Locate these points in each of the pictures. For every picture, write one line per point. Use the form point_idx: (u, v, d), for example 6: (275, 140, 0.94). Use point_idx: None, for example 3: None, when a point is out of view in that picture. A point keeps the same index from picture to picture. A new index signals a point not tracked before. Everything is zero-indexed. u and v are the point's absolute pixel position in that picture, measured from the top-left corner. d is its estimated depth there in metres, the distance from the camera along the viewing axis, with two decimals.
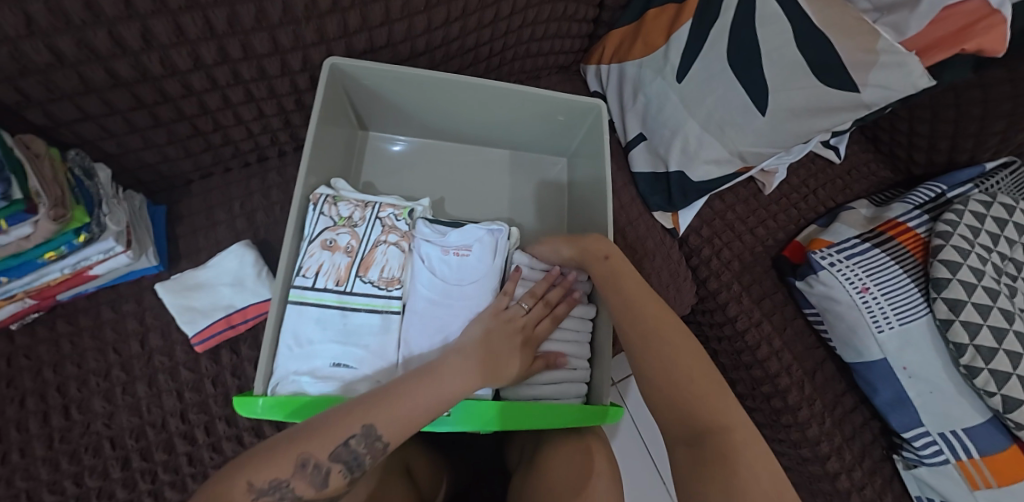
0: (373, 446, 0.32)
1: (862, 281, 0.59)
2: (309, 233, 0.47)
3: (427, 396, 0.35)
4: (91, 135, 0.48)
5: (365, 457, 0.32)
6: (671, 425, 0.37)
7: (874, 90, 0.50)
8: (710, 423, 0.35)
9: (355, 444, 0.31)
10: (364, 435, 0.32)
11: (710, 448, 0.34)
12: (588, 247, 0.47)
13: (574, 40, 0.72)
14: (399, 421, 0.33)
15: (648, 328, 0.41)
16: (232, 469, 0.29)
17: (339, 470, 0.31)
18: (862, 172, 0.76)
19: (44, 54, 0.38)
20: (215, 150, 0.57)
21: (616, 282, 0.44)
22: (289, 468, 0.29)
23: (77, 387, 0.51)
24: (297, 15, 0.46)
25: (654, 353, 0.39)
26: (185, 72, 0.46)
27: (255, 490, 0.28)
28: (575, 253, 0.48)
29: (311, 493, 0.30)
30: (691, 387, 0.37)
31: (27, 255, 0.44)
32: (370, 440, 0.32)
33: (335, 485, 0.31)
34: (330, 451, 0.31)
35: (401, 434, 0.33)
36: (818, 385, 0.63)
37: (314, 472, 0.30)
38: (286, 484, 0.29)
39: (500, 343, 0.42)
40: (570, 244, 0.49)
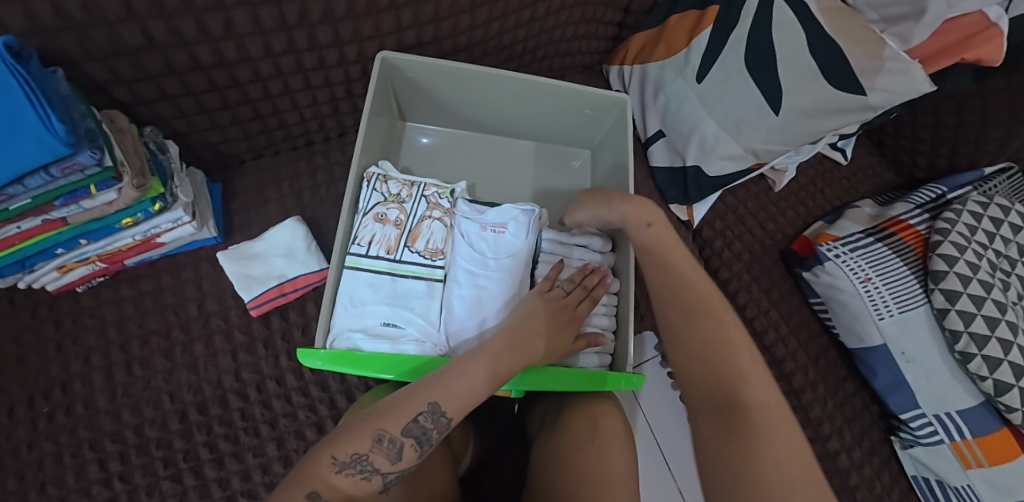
0: (438, 422, 0.36)
1: (865, 272, 0.63)
2: (364, 206, 0.52)
3: (478, 375, 0.38)
4: (166, 114, 0.52)
5: (432, 432, 0.36)
6: (699, 394, 0.40)
7: (881, 94, 0.55)
8: (736, 395, 0.37)
9: (423, 420, 0.35)
10: (430, 412, 0.36)
11: (740, 413, 0.36)
12: (630, 215, 0.49)
13: (599, 42, 0.77)
14: (456, 396, 0.37)
15: (693, 299, 0.43)
16: (321, 447, 0.33)
17: (411, 445, 0.35)
18: (867, 174, 0.81)
19: (138, 38, 0.43)
20: (270, 133, 0.62)
21: (660, 248, 0.46)
22: (368, 442, 0.33)
23: (140, 346, 0.56)
24: (358, 11, 0.50)
25: (695, 323, 0.41)
26: (255, 59, 0.51)
27: (339, 463, 0.32)
28: (620, 217, 0.50)
29: (388, 466, 0.34)
30: (728, 358, 0.39)
31: (108, 219, 0.48)
32: (435, 417, 0.36)
33: (409, 459, 0.35)
34: (402, 427, 0.34)
35: (462, 410, 0.37)
36: (821, 370, 0.67)
37: (390, 447, 0.34)
38: (366, 457, 0.33)
39: (541, 313, 0.47)
40: (616, 207, 0.50)
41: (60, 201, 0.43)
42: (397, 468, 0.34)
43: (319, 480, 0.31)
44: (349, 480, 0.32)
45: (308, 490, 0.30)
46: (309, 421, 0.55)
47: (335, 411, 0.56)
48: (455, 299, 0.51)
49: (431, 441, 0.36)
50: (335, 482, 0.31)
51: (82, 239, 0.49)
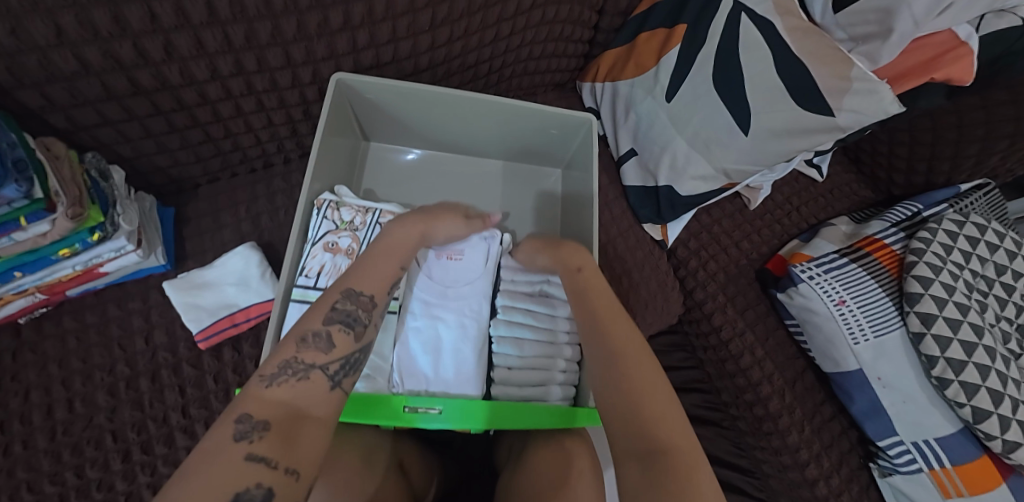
0: (358, 301, 0.38)
1: (839, 294, 0.61)
2: (313, 235, 0.51)
3: (383, 258, 0.43)
4: (108, 139, 0.50)
5: (356, 313, 0.37)
6: (628, 439, 0.33)
7: (849, 115, 0.54)
8: (659, 441, 0.32)
9: (342, 305, 0.37)
10: (347, 296, 0.38)
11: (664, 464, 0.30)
12: (566, 259, 0.49)
13: (570, 59, 0.75)
14: (367, 278, 0.40)
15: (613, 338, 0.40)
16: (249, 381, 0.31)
17: (339, 329, 0.36)
18: (843, 192, 0.80)
19: (70, 63, 0.41)
20: (224, 156, 0.59)
21: (585, 292, 0.45)
22: (291, 347, 0.33)
23: (82, 382, 0.53)
24: (310, 32, 0.49)
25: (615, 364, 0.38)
26: (202, 82, 0.49)
27: (268, 377, 0.30)
28: (553, 260, 0.50)
29: (324, 359, 0.33)
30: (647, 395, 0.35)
31: (42, 251, 0.46)
32: (354, 299, 0.38)
33: (343, 345, 0.35)
34: (322, 319, 0.35)
35: (378, 288, 0.40)
36: (798, 394, 0.66)
37: (317, 341, 0.34)
38: (296, 359, 0.32)
39: (433, 205, 0.51)
40: (550, 251, 0.50)
41: None
42: (333, 357, 0.34)
43: (253, 401, 0.29)
44: (288, 388, 0.30)
45: (239, 416, 0.28)
46: None
47: None
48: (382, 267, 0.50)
49: (361, 322, 0.37)
50: (271, 396, 0.29)
51: (17, 272, 0.47)
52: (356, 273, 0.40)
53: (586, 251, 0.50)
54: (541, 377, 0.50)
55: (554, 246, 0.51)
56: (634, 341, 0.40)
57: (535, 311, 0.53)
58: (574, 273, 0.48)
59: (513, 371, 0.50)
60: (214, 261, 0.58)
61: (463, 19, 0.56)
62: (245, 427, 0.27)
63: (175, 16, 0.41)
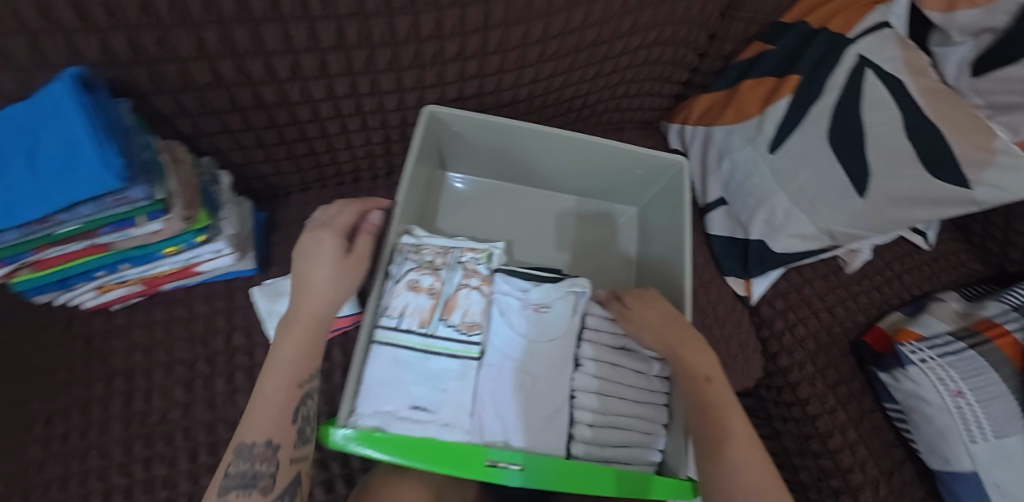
0: (252, 456, 0.36)
1: (956, 384, 0.55)
2: (395, 273, 0.47)
3: (278, 386, 0.39)
4: (224, 145, 0.52)
5: (255, 470, 0.36)
6: None
7: (988, 190, 0.49)
8: None
9: (236, 467, 0.36)
10: (241, 454, 0.36)
11: None
12: (690, 363, 0.45)
13: (662, 99, 0.74)
14: (261, 424, 0.37)
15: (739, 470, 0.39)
16: None
17: (236, 495, 0.35)
18: (950, 262, 0.73)
19: (206, 75, 0.43)
20: (321, 168, 0.61)
21: (719, 409, 0.42)
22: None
23: (163, 374, 0.55)
24: (424, 61, 0.50)
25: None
26: (318, 100, 0.50)
27: None
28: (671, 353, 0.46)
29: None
30: None
31: (151, 248, 0.47)
32: (248, 454, 0.36)
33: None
34: (217, 492, 0.36)
35: (272, 427, 0.37)
36: (894, 489, 0.59)
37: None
38: None
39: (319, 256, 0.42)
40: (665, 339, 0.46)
41: (107, 228, 0.43)
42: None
43: None
44: None
45: None
46: (320, 479, 0.53)
47: (348, 471, 0.54)
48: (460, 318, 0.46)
49: (266, 476, 0.36)
50: None
51: (123, 264, 0.49)
52: (252, 420, 0.38)
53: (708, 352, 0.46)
54: (624, 438, 0.47)
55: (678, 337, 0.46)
56: (761, 468, 0.39)
57: (621, 364, 0.50)
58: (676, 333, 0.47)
59: (596, 428, 0.46)
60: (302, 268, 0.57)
61: (569, 56, 0.56)
62: None
63: (307, 39, 0.43)
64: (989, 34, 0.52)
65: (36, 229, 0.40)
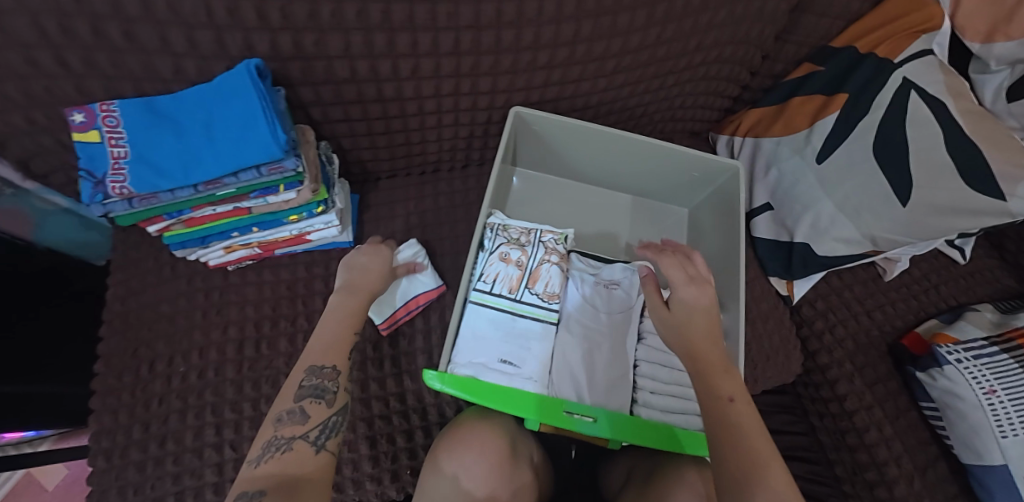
0: (322, 373, 0.44)
1: (990, 383, 0.59)
2: (489, 245, 0.55)
3: (336, 327, 0.48)
4: (340, 132, 0.61)
5: (324, 384, 0.44)
6: None
7: (1021, 202, 0.54)
8: None
9: (309, 381, 0.44)
10: (311, 373, 0.44)
11: None
12: (713, 380, 0.38)
13: (713, 112, 0.81)
14: (320, 353, 0.46)
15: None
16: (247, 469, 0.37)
17: (310, 401, 0.43)
18: (985, 277, 0.76)
19: (346, 71, 0.52)
20: (410, 157, 0.69)
21: (741, 431, 0.34)
22: (270, 428, 0.40)
23: (270, 327, 0.63)
24: (517, 67, 0.58)
25: None
26: (425, 97, 0.59)
27: (254, 460, 0.37)
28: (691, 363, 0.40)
29: (302, 429, 0.41)
30: None
31: (279, 214, 0.56)
32: (317, 372, 0.44)
33: (319, 413, 0.42)
34: (293, 398, 0.42)
35: (335, 356, 0.46)
36: (928, 483, 0.62)
37: (291, 417, 0.41)
38: (276, 441, 0.39)
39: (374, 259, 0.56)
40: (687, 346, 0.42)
41: (254, 194, 0.52)
42: (311, 425, 0.41)
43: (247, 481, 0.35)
44: (274, 462, 0.37)
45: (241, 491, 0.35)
46: (401, 428, 0.59)
47: (425, 423, 0.60)
48: (551, 281, 0.54)
49: (331, 392, 0.44)
50: (260, 472, 0.36)
51: (255, 227, 0.57)
52: (311, 350, 0.46)
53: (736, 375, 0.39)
54: (682, 405, 0.52)
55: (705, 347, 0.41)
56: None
57: None
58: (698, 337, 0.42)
59: (657, 394, 0.52)
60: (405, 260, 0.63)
61: (638, 69, 0.64)
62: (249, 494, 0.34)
63: (431, 45, 0.52)
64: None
65: (202, 190, 0.49)
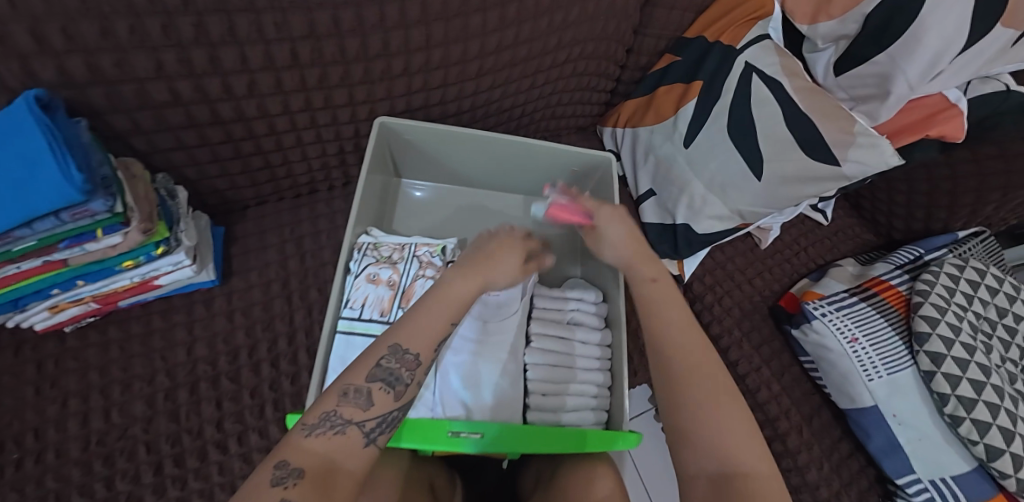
0: (403, 360, 0.36)
1: (851, 332, 0.64)
2: (354, 269, 0.51)
3: (438, 312, 0.38)
4: (179, 162, 0.54)
5: (400, 372, 0.36)
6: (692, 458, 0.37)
7: (854, 166, 0.59)
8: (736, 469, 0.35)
9: (387, 363, 0.35)
10: (393, 352, 0.36)
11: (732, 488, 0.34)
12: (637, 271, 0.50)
13: (594, 106, 0.82)
14: (417, 335, 0.37)
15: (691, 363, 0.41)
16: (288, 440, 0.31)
17: (380, 387, 0.34)
18: (848, 234, 0.84)
19: (164, 94, 0.46)
20: (277, 181, 0.64)
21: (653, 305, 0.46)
22: (333, 398, 0.33)
23: (121, 391, 0.54)
24: (373, 77, 0.55)
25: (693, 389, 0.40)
26: (273, 115, 0.54)
27: (308, 427, 0.31)
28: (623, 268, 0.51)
29: (363, 415, 0.33)
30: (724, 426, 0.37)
31: (108, 262, 0.49)
32: (399, 355, 0.36)
33: (383, 402, 0.34)
34: (365, 374, 0.35)
35: (427, 346, 0.37)
36: (815, 431, 0.67)
37: (357, 396, 0.34)
38: (335, 412, 0.32)
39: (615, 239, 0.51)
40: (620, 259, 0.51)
41: (65, 243, 0.45)
42: (372, 414, 0.33)
43: (294, 451, 0.30)
44: (322, 441, 0.31)
45: (279, 461, 0.29)
46: None
47: None
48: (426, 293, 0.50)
49: (404, 382, 0.36)
50: (310, 447, 0.30)
51: (79, 280, 0.49)
52: (408, 325, 0.38)
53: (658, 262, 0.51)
54: (575, 402, 0.52)
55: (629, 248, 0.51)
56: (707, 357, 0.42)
57: (566, 337, 0.56)
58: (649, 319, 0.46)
59: (548, 396, 0.52)
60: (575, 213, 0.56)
61: (505, 70, 0.64)
62: (283, 473, 0.28)
63: (263, 59, 0.47)
64: (845, 40, 0.62)
65: None
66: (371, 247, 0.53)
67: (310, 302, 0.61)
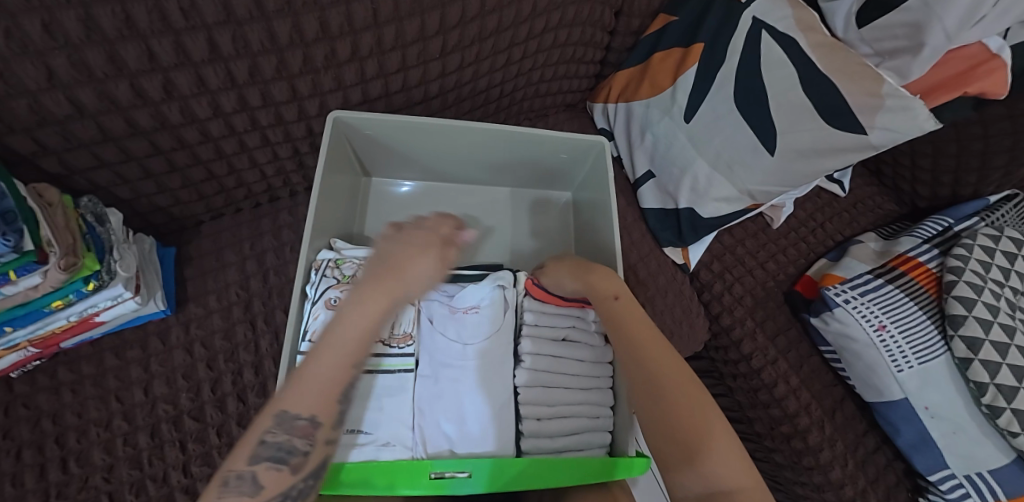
0: (294, 427, 0.33)
1: (879, 319, 0.58)
2: (313, 294, 0.48)
3: (333, 355, 0.36)
4: (106, 181, 0.47)
5: (293, 442, 0.33)
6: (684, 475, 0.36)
7: (881, 133, 0.51)
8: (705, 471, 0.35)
9: (275, 436, 0.33)
10: (280, 423, 0.33)
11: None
12: (597, 286, 0.46)
13: (581, 80, 0.74)
14: (307, 395, 0.34)
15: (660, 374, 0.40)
16: None
17: (267, 467, 0.32)
18: (867, 205, 0.77)
19: (63, 106, 0.39)
20: (228, 192, 0.57)
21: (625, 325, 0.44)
22: (211, 494, 0.30)
23: (78, 438, 0.48)
24: (316, 65, 0.47)
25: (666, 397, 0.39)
26: (204, 119, 0.46)
27: None
28: (582, 287, 0.47)
29: None
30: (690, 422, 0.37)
31: (34, 304, 0.42)
32: (290, 424, 0.33)
33: (279, 483, 0.32)
34: (247, 458, 0.32)
35: (321, 402, 0.35)
36: (838, 425, 0.62)
37: (241, 484, 0.31)
38: None
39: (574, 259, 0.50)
40: (576, 278, 0.48)
41: None
42: (264, 501, 0.31)
43: None
44: None
45: None
46: None
47: None
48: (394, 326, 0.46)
49: (301, 453, 0.33)
50: None
51: (6, 326, 0.43)
52: (296, 386, 0.35)
53: (616, 276, 0.47)
54: (573, 425, 0.47)
55: (585, 271, 0.48)
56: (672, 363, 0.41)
57: (561, 351, 0.50)
58: (635, 344, 0.43)
59: (544, 421, 0.47)
60: (557, 298, 0.51)
61: (473, 45, 0.55)
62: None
63: (175, 53, 0.39)
64: None
65: None
66: (334, 265, 0.50)
67: (277, 325, 0.56)
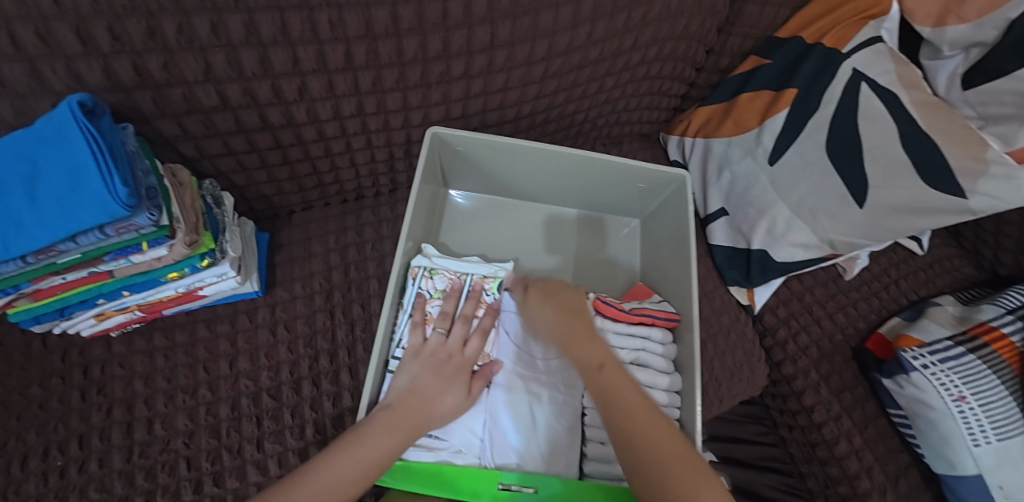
0: None
1: (959, 389, 0.56)
2: (408, 302, 0.52)
3: (355, 460, 0.35)
4: (227, 168, 0.51)
5: None
6: None
7: (983, 199, 0.48)
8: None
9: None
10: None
11: None
12: (579, 354, 0.44)
13: (661, 112, 0.75)
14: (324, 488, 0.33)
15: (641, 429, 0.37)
16: None
17: None
18: (944, 266, 0.74)
19: (212, 98, 0.42)
20: (324, 187, 0.60)
21: (611, 393, 0.39)
22: None
23: (165, 402, 0.51)
24: (430, 80, 0.50)
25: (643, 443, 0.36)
26: (323, 121, 0.50)
27: None
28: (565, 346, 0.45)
29: None
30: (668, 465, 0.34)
31: (153, 273, 0.46)
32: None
33: None
34: None
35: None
36: (903, 494, 0.59)
37: None
38: None
39: (553, 283, 0.52)
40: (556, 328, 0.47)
41: (110, 255, 0.41)
42: None
43: None
44: None
45: None
46: None
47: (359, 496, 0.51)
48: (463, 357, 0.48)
49: None
50: None
51: (125, 290, 0.47)
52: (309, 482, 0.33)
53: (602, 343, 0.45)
54: None
55: (569, 325, 0.46)
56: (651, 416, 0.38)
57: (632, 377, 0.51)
58: (623, 412, 0.38)
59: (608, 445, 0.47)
60: (628, 316, 0.53)
61: (572, 73, 0.57)
62: None
63: (315, 60, 0.43)
64: (978, 48, 0.53)
65: (34, 259, 0.38)
66: (428, 275, 0.54)
67: (354, 317, 0.59)
